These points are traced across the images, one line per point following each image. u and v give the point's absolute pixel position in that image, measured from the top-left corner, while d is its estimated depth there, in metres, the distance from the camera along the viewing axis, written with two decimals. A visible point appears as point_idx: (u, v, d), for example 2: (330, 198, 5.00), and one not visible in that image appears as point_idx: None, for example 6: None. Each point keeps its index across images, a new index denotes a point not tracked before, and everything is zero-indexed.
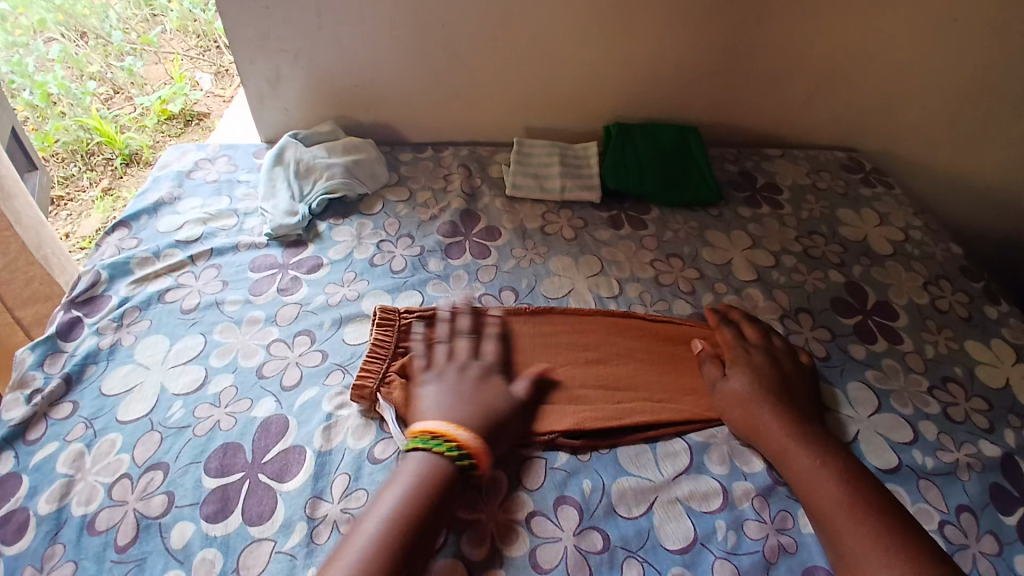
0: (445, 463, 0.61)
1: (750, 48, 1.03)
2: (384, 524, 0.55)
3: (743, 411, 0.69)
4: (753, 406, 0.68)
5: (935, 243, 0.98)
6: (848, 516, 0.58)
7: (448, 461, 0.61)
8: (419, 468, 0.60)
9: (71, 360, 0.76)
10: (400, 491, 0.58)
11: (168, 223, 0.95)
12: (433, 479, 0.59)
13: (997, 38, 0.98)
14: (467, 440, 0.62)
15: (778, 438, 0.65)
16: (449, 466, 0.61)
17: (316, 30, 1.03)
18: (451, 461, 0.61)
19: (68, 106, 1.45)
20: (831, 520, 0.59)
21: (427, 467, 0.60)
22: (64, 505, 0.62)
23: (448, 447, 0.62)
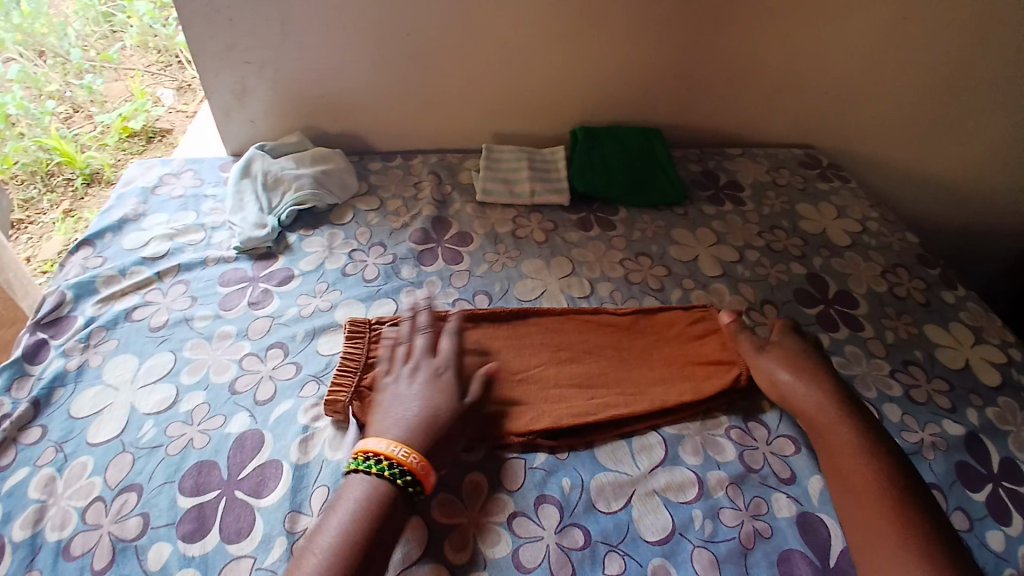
0: (385, 484, 0.59)
1: (710, 50, 1.06)
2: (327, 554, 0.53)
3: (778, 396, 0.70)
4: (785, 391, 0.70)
5: (892, 234, 1.02)
6: (867, 499, 0.59)
7: (388, 482, 0.59)
8: (360, 493, 0.58)
9: (38, 383, 0.74)
10: (344, 517, 0.56)
11: (133, 240, 0.94)
12: (376, 503, 0.57)
13: (943, 36, 1.03)
14: (404, 458, 0.60)
15: (818, 410, 0.67)
16: (391, 488, 0.58)
17: (281, 41, 1.02)
18: (392, 482, 0.59)
19: (27, 127, 1.38)
20: (854, 503, 0.60)
21: (369, 491, 0.58)
22: (38, 531, 0.61)
23: (386, 467, 0.59)
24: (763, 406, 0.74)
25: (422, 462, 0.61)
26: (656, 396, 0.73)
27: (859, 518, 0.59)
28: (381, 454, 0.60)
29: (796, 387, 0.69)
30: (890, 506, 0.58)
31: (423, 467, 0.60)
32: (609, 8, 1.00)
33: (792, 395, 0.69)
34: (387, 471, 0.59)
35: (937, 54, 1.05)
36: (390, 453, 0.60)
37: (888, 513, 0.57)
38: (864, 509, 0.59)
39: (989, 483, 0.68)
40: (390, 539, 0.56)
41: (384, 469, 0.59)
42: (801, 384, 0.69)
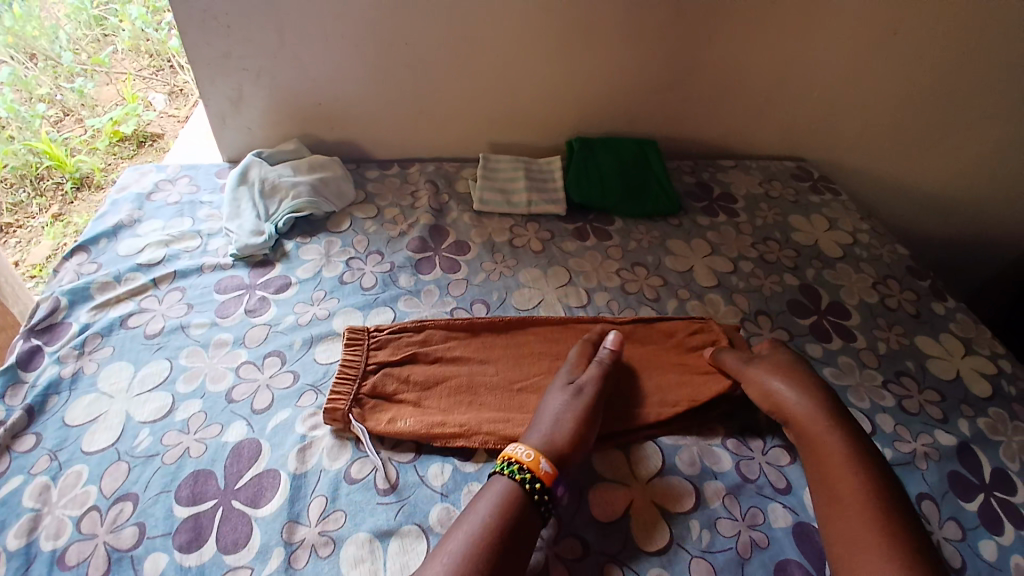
0: (518, 489, 0.59)
1: (705, 63, 1.08)
2: (469, 539, 0.55)
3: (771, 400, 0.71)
4: (779, 394, 0.70)
5: (883, 245, 1.04)
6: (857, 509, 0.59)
7: (519, 487, 0.60)
8: (502, 490, 0.59)
9: (32, 391, 0.73)
10: (487, 510, 0.57)
11: (128, 246, 0.93)
12: (515, 500, 0.58)
13: (931, 52, 1.05)
14: (531, 463, 0.61)
15: (809, 419, 0.67)
16: (520, 490, 0.59)
17: (278, 49, 1.02)
18: (521, 485, 0.60)
19: (17, 130, 1.35)
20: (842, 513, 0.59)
21: (510, 488, 0.59)
22: (32, 540, 0.60)
23: (516, 470, 0.61)
24: (758, 416, 0.75)
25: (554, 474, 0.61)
26: (653, 403, 0.74)
27: (845, 526, 0.58)
28: (517, 459, 0.62)
29: (791, 394, 0.69)
30: (878, 517, 0.58)
31: (552, 477, 0.61)
32: (605, 20, 1.02)
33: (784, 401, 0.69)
34: (519, 475, 0.60)
35: (924, 70, 1.07)
36: (523, 457, 0.62)
37: (876, 522, 0.57)
38: (850, 517, 0.59)
39: (982, 493, 0.69)
40: (528, 536, 0.57)
41: (517, 474, 0.60)
42: (794, 390, 0.70)
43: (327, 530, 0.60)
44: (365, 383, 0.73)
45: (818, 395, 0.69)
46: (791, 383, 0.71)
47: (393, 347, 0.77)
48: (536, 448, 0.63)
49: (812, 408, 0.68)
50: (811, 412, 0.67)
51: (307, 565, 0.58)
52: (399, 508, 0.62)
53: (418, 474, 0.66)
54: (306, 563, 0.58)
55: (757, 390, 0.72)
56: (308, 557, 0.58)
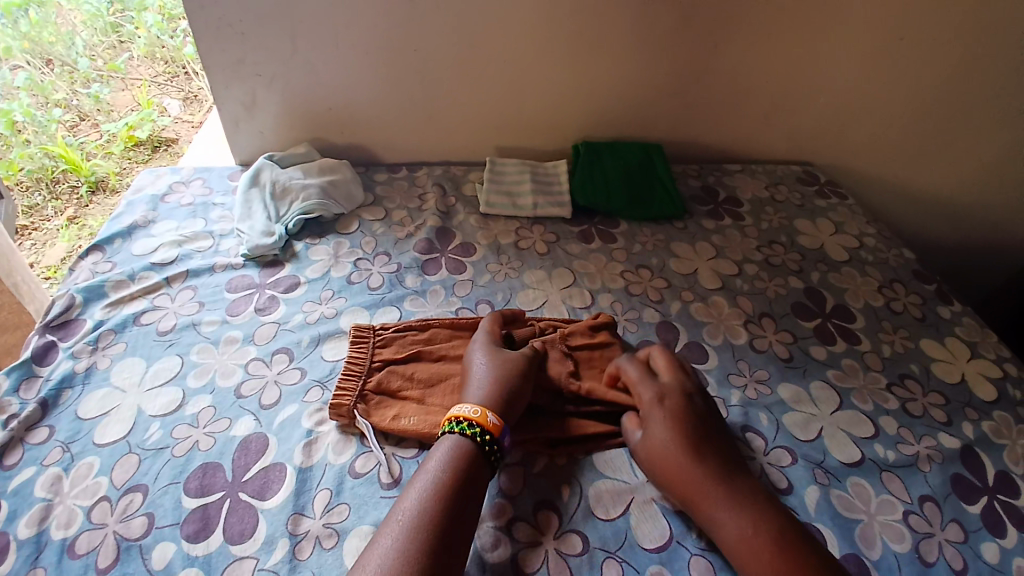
0: (470, 443, 0.61)
1: (711, 69, 1.09)
2: (423, 496, 0.56)
3: (668, 465, 0.63)
4: (676, 459, 0.63)
5: (889, 249, 1.04)
6: None
7: (469, 440, 0.62)
8: (450, 449, 0.61)
9: (47, 385, 0.75)
10: (437, 467, 0.59)
11: (143, 246, 0.95)
12: (463, 458, 0.60)
13: (939, 57, 1.05)
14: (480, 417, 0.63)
15: (670, 468, 0.62)
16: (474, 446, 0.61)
17: (291, 55, 1.05)
18: (472, 439, 0.62)
19: (34, 133, 1.42)
20: None
21: (456, 447, 0.61)
22: (43, 529, 0.62)
23: (466, 427, 0.62)
24: (761, 418, 0.75)
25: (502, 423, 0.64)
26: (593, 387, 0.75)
27: None
28: (464, 417, 0.63)
29: (645, 433, 0.66)
30: None
31: (500, 428, 0.63)
32: (612, 27, 1.03)
33: (641, 446, 0.66)
34: (469, 431, 0.62)
35: (933, 74, 1.07)
36: (469, 413, 0.63)
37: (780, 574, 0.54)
38: None
39: (985, 496, 0.68)
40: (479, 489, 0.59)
41: (465, 428, 0.62)
42: (688, 455, 0.62)
43: (330, 523, 0.62)
44: (371, 381, 0.74)
45: (712, 458, 0.62)
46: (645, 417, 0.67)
47: (400, 345, 0.79)
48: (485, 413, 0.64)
49: (667, 446, 0.64)
50: (670, 452, 0.63)
51: (311, 557, 0.59)
52: None
53: None
54: (310, 555, 0.59)
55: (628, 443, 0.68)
56: (311, 549, 0.60)
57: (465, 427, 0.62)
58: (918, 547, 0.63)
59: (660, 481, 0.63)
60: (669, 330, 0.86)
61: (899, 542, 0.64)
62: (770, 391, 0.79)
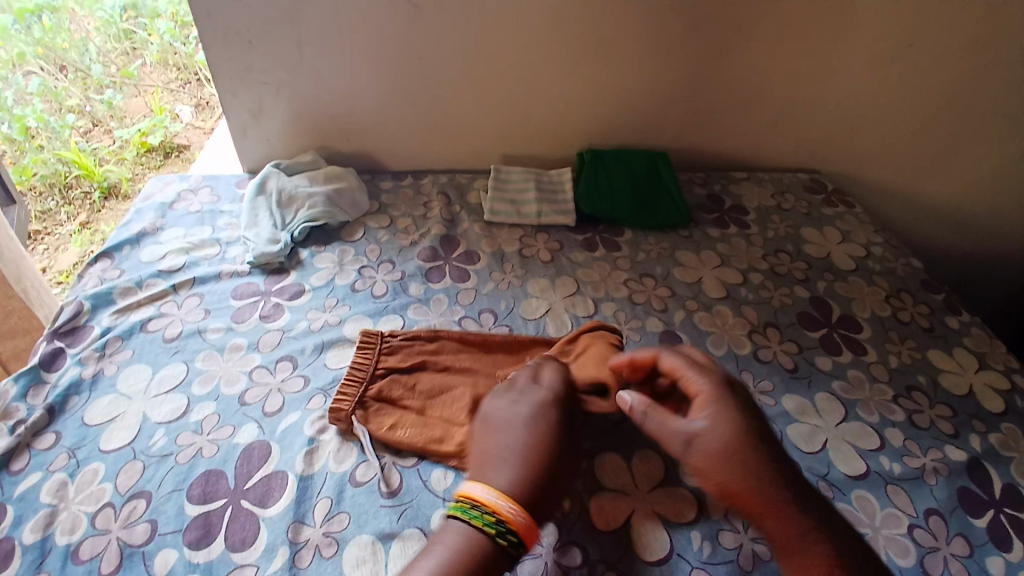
0: (485, 540, 0.54)
1: (717, 76, 1.08)
2: None
3: (736, 457, 0.58)
4: (745, 453, 0.58)
5: (896, 259, 1.03)
6: None
7: (489, 541, 0.54)
8: (457, 545, 0.54)
9: (54, 391, 0.76)
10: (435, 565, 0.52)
11: (150, 253, 0.96)
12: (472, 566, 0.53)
13: (946, 64, 1.04)
14: (510, 514, 0.55)
15: (749, 465, 0.57)
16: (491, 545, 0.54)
17: (297, 63, 1.06)
18: (490, 537, 0.54)
19: (46, 139, 1.46)
20: None
21: (467, 542, 0.54)
22: (48, 534, 0.63)
23: (489, 522, 0.55)
24: None
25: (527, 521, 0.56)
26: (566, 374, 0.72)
27: None
28: (486, 506, 0.56)
29: (711, 418, 0.60)
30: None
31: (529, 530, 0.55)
32: (616, 34, 1.03)
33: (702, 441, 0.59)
34: (489, 526, 0.55)
35: (941, 80, 1.06)
36: (501, 509, 0.55)
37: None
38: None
39: (991, 509, 0.68)
40: None
41: (484, 522, 0.55)
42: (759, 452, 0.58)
43: (330, 531, 0.62)
44: (377, 388, 0.75)
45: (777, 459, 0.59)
46: (706, 407, 0.61)
47: (409, 354, 0.79)
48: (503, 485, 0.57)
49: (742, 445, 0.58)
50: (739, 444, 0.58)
51: (311, 565, 0.59)
52: (401, 512, 0.64)
53: (422, 478, 0.67)
54: (310, 563, 0.59)
55: (674, 439, 0.61)
56: (311, 558, 0.60)
57: (494, 525, 0.55)
58: (923, 562, 0.63)
59: (731, 484, 0.57)
60: (672, 339, 0.86)
61: (904, 556, 0.63)
62: (774, 402, 0.78)
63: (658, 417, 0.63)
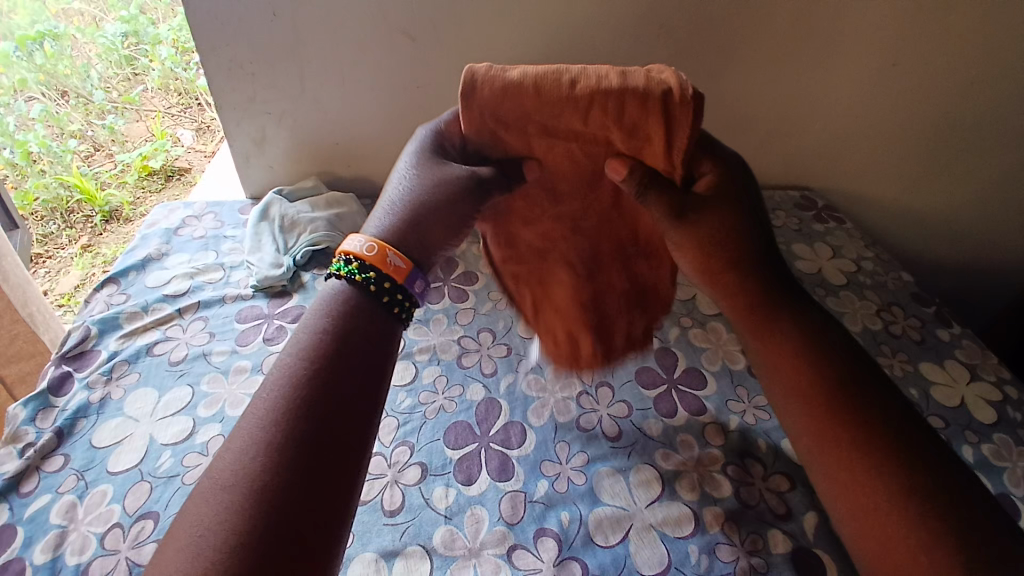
0: (353, 287, 0.56)
1: (707, 98, 1.12)
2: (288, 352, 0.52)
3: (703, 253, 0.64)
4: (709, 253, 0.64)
5: (887, 273, 1.05)
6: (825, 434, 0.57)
7: (356, 285, 0.56)
8: (330, 300, 0.56)
9: (62, 415, 0.78)
10: (316, 317, 0.54)
11: (156, 278, 0.99)
12: (350, 305, 0.55)
13: (928, 85, 1.08)
14: (367, 255, 0.57)
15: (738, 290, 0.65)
16: (358, 290, 0.56)
17: (299, 93, 1.09)
18: (360, 282, 0.56)
19: (49, 164, 1.50)
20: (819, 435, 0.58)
21: (336, 296, 0.56)
22: (57, 555, 0.64)
23: (354, 269, 0.56)
24: (760, 444, 0.75)
25: (383, 251, 0.57)
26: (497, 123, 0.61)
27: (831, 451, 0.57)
28: (356, 256, 0.57)
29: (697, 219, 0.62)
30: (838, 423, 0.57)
31: (398, 269, 0.57)
32: (608, 60, 1.07)
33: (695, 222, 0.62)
34: (353, 272, 0.56)
35: (927, 99, 1.10)
36: (363, 254, 0.57)
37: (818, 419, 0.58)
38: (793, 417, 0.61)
39: None
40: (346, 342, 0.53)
41: (357, 272, 0.56)
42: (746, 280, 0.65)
43: None
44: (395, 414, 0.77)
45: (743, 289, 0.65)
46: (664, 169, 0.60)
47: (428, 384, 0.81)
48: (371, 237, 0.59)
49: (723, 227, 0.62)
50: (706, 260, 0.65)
51: None
52: (404, 529, 0.65)
53: (423, 497, 0.68)
54: None
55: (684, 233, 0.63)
56: None
57: (357, 272, 0.56)
58: None
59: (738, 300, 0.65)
60: (667, 356, 0.88)
61: None
62: (769, 415, 0.79)
63: (656, 190, 0.60)
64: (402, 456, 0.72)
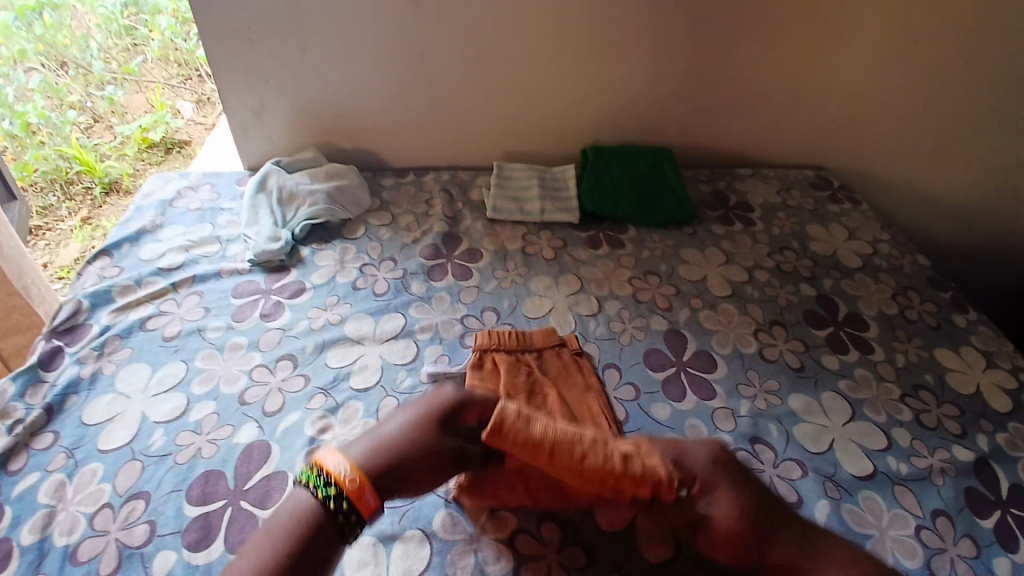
0: (317, 507, 0.55)
1: (723, 72, 1.07)
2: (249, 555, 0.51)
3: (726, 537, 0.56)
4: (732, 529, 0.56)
5: (903, 256, 1.02)
6: None
7: (321, 503, 0.55)
8: (295, 511, 0.55)
9: (53, 390, 0.76)
10: (277, 530, 0.53)
11: (151, 251, 0.96)
12: (311, 518, 0.54)
13: (953, 61, 1.03)
14: (339, 475, 0.56)
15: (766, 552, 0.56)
16: (321, 511, 0.55)
17: (299, 62, 1.05)
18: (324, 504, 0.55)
19: (48, 135, 1.45)
20: None
21: (299, 510, 0.55)
22: (46, 535, 0.62)
23: (324, 488, 0.56)
24: (771, 429, 0.73)
25: (356, 482, 0.56)
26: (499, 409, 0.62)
27: None
28: (327, 471, 0.57)
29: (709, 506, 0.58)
30: None
31: (367, 505, 0.56)
32: (619, 30, 1.02)
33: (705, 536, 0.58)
34: (320, 490, 0.56)
35: (950, 76, 1.05)
36: (341, 477, 0.56)
37: None
38: None
39: (1000, 510, 0.66)
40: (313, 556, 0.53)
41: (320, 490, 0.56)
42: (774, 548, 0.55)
43: None
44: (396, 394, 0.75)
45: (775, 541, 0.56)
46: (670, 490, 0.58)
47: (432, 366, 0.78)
48: (352, 459, 0.58)
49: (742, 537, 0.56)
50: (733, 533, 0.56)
51: None
52: (403, 513, 0.63)
53: None
54: None
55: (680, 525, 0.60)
56: None
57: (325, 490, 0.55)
58: (931, 563, 0.61)
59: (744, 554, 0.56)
60: (677, 338, 0.85)
61: (911, 558, 0.62)
62: (780, 401, 0.77)
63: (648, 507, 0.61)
64: None
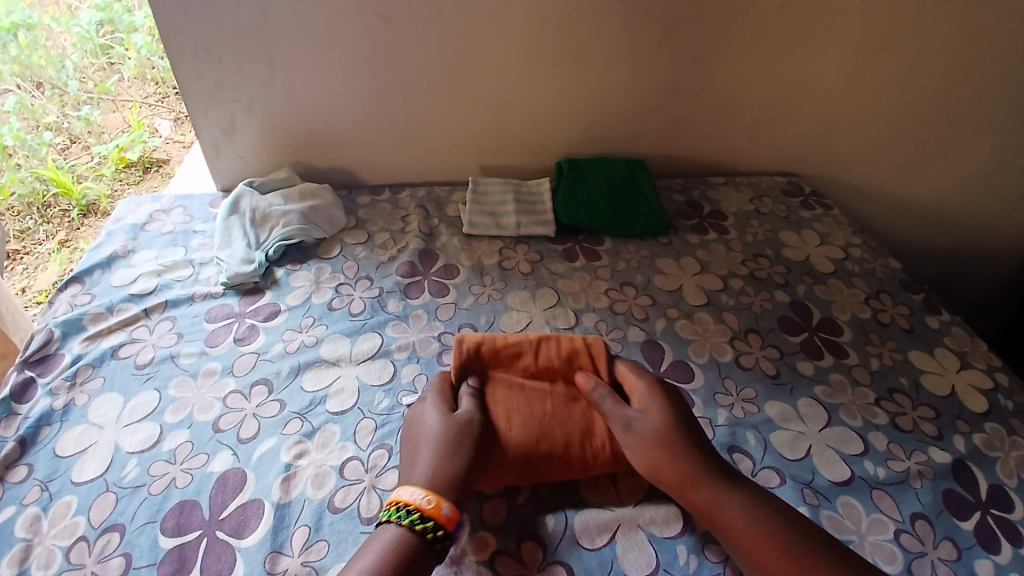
0: (409, 535, 0.57)
1: (693, 81, 1.09)
2: None
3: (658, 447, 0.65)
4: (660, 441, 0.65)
5: (875, 260, 1.04)
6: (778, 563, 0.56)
7: (415, 534, 0.57)
8: (388, 542, 0.57)
9: (24, 422, 0.74)
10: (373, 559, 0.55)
11: (122, 277, 0.94)
12: (408, 548, 0.56)
13: (916, 68, 1.06)
14: (424, 504, 0.58)
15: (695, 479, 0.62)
16: (415, 538, 0.57)
17: (270, 79, 1.05)
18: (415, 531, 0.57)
19: (23, 158, 1.41)
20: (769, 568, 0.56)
21: (394, 541, 0.57)
22: (24, 569, 0.60)
23: (412, 518, 0.58)
24: (749, 438, 0.74)
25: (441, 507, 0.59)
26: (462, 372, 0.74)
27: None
28: (410, 503, 0.59)
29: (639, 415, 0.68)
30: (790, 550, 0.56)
31: (453, 521, 0.58)
32: (590, 43, 1.03)
33: (639, 425, 0.67)
34: (409, 520, 0.57)
35: (913, 81, 1.08)
36: (422, 504, 0.58)
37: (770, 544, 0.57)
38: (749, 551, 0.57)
39: (978, 511, 0.68)
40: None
41: (410, 520, 0.58)
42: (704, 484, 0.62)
43: (309, 561, 0.60)
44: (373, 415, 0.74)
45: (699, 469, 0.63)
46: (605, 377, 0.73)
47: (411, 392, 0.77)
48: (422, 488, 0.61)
49: (670, 422, 0.67)
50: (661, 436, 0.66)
51: None
52: None
53: None
54: None
55: (618, 424, 0.68)
56: None
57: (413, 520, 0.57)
58: (911, 567, 0.62)
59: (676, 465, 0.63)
60: (654, 349, 0.85)
61: (891, 562, 0.62)
62: (757, 409, 0.78)
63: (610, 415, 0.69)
64: (381, 459, 0.69)
